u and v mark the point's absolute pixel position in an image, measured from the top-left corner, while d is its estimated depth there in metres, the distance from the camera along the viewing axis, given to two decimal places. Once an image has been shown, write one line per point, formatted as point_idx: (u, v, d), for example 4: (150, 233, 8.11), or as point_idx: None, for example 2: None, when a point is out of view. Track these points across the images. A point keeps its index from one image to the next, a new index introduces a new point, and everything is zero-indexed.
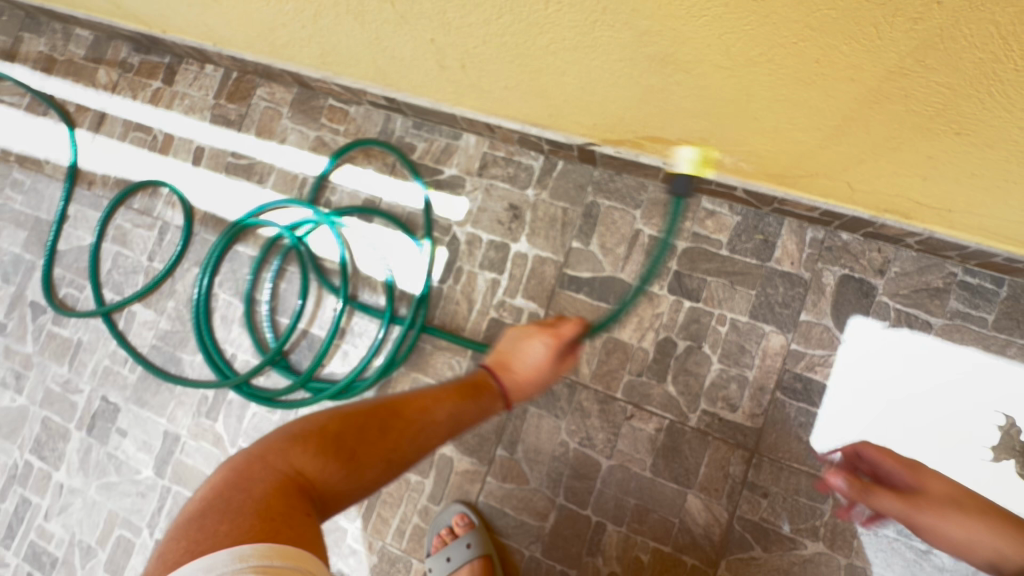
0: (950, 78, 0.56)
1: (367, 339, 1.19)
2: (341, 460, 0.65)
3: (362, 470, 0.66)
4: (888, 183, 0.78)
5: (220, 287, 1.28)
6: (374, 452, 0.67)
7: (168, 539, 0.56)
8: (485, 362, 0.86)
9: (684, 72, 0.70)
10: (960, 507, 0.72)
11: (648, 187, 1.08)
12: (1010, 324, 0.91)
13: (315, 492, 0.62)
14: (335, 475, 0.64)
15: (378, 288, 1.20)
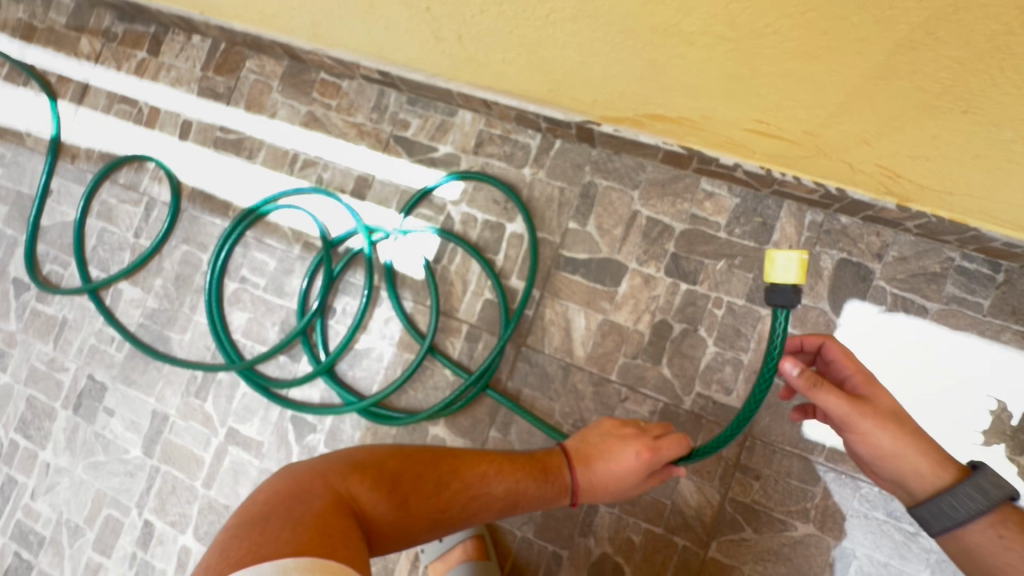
0: (960, 52, 0.54)
1: (384, 346, 1.15)
2: (396, 498, 0.65)
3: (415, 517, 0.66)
4: (890, 165, 0.77)
5: (235, 272, 1.24)
6: (432, 502, 0.68)
7: (226, 532, 0.57)
8: (565, 443, 0.82)
9: (688, 44, 0.68)
10: (904, 427, 0.72)
11: (647, 167, 1.07)
12: (1006, 309, 0.91)
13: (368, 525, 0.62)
14: (388, 510, 0.64)
15: (402, 282, 1.15)
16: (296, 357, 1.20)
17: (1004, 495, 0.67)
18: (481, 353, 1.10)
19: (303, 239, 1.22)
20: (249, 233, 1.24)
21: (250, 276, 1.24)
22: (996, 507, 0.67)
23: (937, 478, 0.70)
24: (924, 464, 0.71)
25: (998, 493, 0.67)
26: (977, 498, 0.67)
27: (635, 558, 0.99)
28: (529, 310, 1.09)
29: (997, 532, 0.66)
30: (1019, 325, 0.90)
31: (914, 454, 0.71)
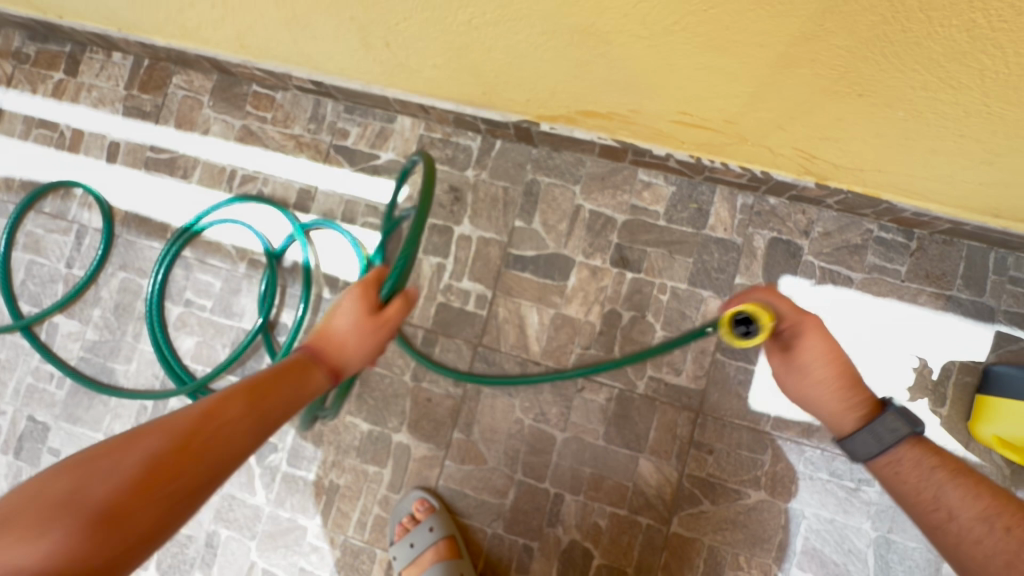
0: (848, 41, 0.59)
1: None
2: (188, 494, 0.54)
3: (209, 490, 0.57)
4: (806, 147, 0.82)
5: (179, 295, 1.21)
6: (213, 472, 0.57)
7: None
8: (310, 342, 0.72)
9: (606, 44, 0.70)
10: (814, 376, 0.72)
11: (586, 162, 1.09)
12: (921, 273, 0.98)
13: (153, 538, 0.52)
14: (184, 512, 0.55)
15: None
16: (249, 375, 1.17)
17: (902, 437, 0.67)
18: (439, 356, 1.10)
19: (249, 256, 1.19)
20: (189, 253, 1.21)
21: (195, 297, 1.20)
22: (902, 447, 0.67)
23: (843, 424, 0.71)
24: (832, 406, 0.72)
25: (896, 436, 0.67)
26: (870, 443, 0.68)
27: (603, 542, 1.02)
28: (483, 310, 1.10)
29: (899, 463, 0.67)
30: (934, 287, 0.98)
31: (827, 402, 0.72)
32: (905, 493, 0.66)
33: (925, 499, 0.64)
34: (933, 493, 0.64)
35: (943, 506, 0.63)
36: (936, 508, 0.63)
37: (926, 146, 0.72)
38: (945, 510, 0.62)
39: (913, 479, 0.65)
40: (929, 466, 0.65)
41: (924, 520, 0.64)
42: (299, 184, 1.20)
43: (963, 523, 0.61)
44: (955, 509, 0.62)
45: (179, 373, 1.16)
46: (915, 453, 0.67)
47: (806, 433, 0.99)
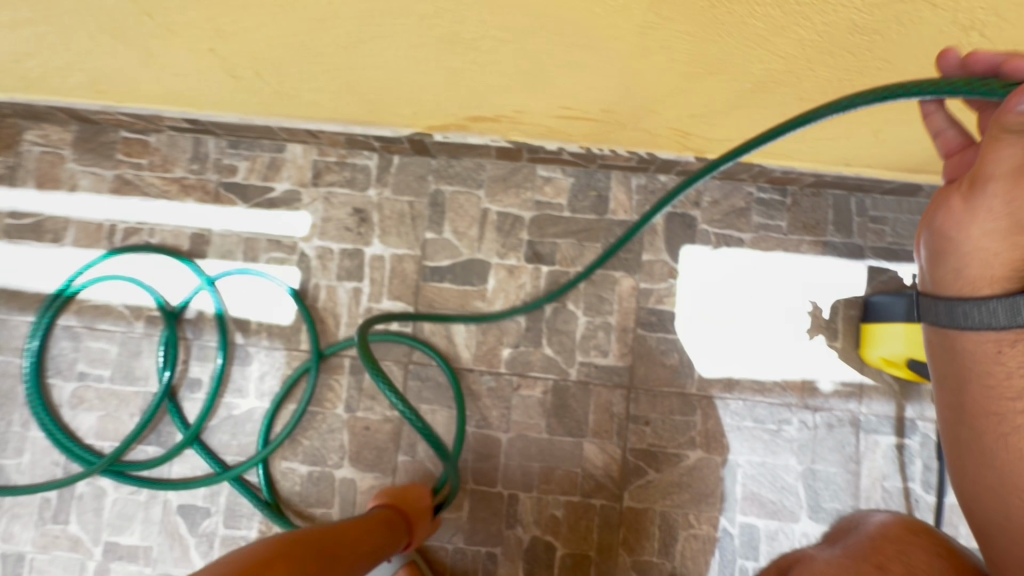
0: (687, 26, 0.63)
1: (263, 403, 1.08)
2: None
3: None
4: (679, 125, 0.88)
5: (70, 369, 1.09)
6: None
7: None
8: None
9: (475, 50, 0.72)
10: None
11: (485, 166, 1.11)
12: (799, 225, 1.08)
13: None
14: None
15: (270, 332, 1.09)
16: (166, 441, 1.08)
17: None
18: (370, 382, 1.08)
19: (145, 313, 1.10)
20: (74, 322, 1.10)
21: (88, 369, 1.10)
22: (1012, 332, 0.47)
23: (983, 289, 0.49)
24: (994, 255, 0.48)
25: (1010, 321, 0.47)
26: (997, 314, 0.47)
27: (562, 532, 1.03)
28: (407, 328, 1.09)
29: (993, 345, 0.48)
30: (812, 236, 1.08)
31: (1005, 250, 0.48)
32: (985, 382, 0.48)
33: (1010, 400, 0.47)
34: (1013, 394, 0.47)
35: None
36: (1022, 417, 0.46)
37: (777, 112, 0.79)
38: None
39: (993, 364, 0.48)
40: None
41: (998, 428, 0.47)
42: (190, 229, 1.12)
43: None
44: None
45: (82, 455, 1.05)
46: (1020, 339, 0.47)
47: (728, 388, 1.06)
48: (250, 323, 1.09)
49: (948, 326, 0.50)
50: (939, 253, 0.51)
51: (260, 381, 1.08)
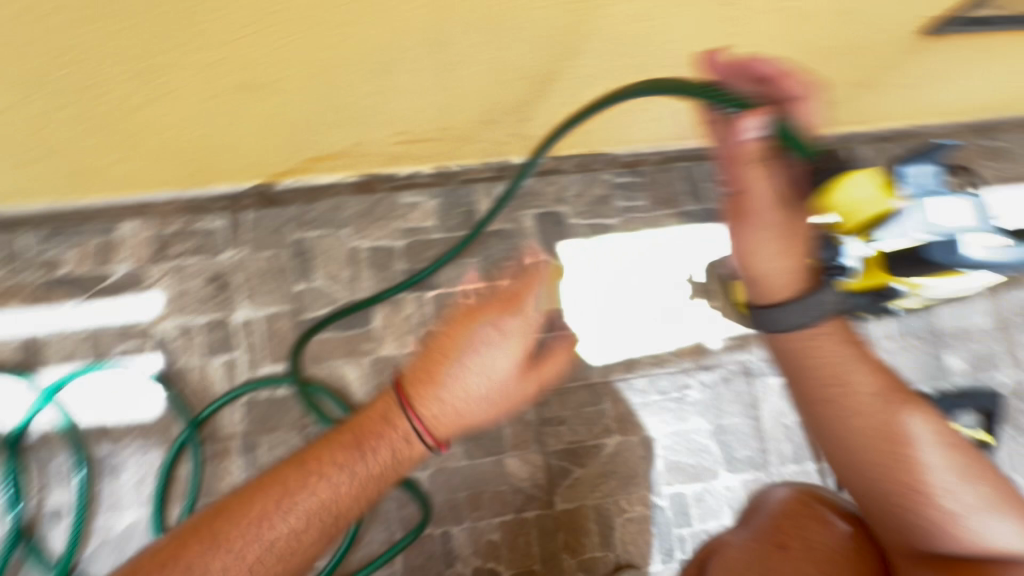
0: (484, 38, 0.63)
1: (146, 514, 0.96)
2: (274, 520, 0.69)
3: (232, 532, 0.68)
4: (520, 129, 0.89)
5: None
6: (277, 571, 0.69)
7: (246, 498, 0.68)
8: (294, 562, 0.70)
9: (279, 91, 0.68)
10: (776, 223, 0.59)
11: (346, 204, 1.06)
12: (659, 201, 1.14)
13: (386, 446, 0.74)
14: (303, 483, 0.71)
15: (139, 432, 0.98)
16: None
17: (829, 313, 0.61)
18: (268, 457, 0.99)
19: None
20: None
21: None
22: (824, 320, 0.61)
23: (788, 290, 0.61)
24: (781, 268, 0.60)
25: (822, 312, 0.60)
26: (809, 313, 0.60)
27: (503, 554, 1.01)
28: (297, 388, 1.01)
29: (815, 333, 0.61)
30: (672, 209, 1.14)
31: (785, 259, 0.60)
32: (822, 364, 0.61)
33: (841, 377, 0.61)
34: (841, 370, 0.61)
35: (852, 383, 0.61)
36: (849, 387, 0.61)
37: None
38: (848, 386, 0.61)
39: (820, 346, 0.61)
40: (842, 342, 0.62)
41: (836, 402, 0.61)
42: (15, 339, 0.98)
43: (862, 399, 0.61)
44: (858, 386, 0.61)
45: None
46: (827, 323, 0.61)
47: (630, 368, 1.09)
48: (114, 427, 0.97)
49: (781, 328, 0.61)
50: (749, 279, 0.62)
51: (138, 490, 0.97)
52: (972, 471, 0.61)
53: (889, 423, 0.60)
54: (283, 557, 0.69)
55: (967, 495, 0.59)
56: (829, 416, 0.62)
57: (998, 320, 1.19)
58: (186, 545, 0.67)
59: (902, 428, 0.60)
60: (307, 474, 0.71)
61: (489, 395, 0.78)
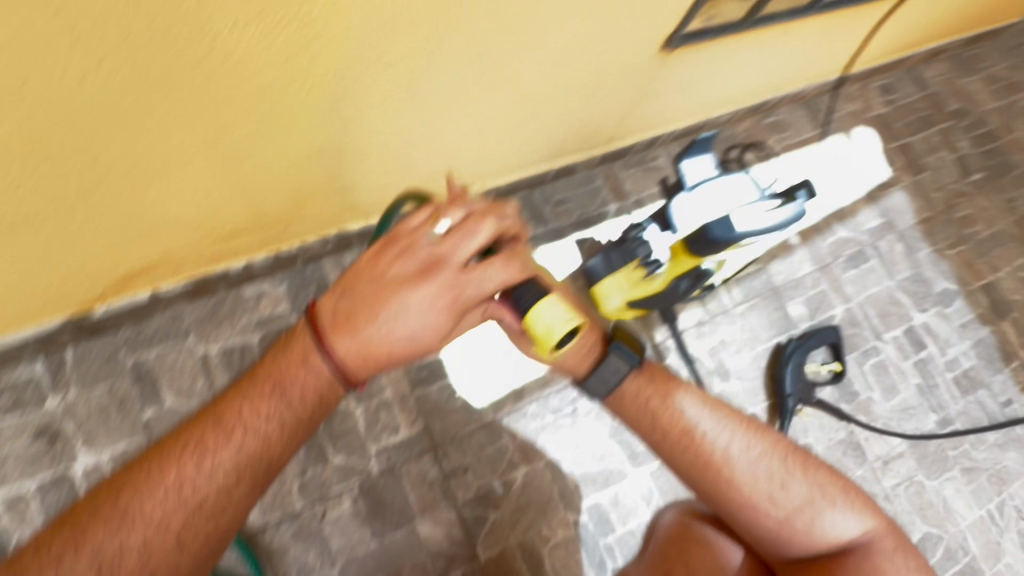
0: (249, 131, 0.63)
1: None
2: (177, 488, 0.61)
3: (137, 508, 0.60)
4: (340, 200, 0.89)
5: None
6: (184, 549, 0.62)
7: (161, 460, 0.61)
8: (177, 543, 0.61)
9: (39, 225, 0.63)
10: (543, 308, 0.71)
11: (184, 312, 0.99)
12: None
13: (310, 393, 0.65)
14: (215, 437, 0.63)
15: None
16: None
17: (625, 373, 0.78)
18: None
19: None
20: None
21: None
22: (630, 377, 0.79)
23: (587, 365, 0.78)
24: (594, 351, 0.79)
25: (618, 377, 0.77)
26: (606, 382, 0.77)
27: None
28: None
29: (637, 396, 0.79)
30: None
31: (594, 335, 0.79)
32: (652, 414, 0.78)
33: (672, 428, 0.78)
34: (668, 419, 0.78)
35: (683, 425, 0.78)
36: (683, 431, 0.77)
37: (407, 159, 0.85)
38: (664, 429, 0.78)
39: (648, 404, 0.78)
40: (665, 392, 0.79)
41: (676, 446, 0.78)
42: None
43: (676, 437, 0.78)
44: (671, 428, 0.78)
45: None
46: (639, 383, 0.79)
47: (519, 397, 1.10)
48: None
49: (602, 398, 0.79)
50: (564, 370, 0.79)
51: None
52: (789, 471, 0.80)
53: (715, 451, 0.78)
54: (185, 530, 0.61)
55: (789, 495, 0.79)
56: (670, 454, 0.78)
57: (819, 264, 1.37)
58: (65, 536, 0.59)
59: (726, 455, 0.78)
60: (222, 429, 0.63)
61: (413, 347, 0.63)
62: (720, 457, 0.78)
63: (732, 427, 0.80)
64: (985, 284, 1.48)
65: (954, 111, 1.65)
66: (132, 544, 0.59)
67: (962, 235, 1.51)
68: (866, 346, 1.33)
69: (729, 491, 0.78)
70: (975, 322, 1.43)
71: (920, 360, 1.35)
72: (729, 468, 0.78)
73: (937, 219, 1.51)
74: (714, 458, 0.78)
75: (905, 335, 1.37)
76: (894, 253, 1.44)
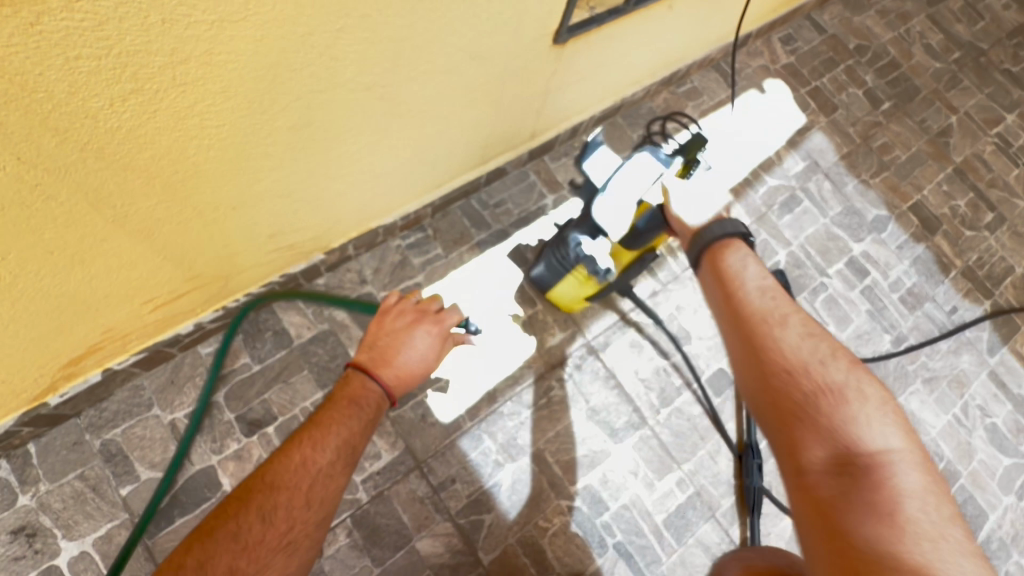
0: (158, 199, 0.64)
1: None
2: (285, 476, 0.66)
3: (253, 502, 0.64)
4: (274, 245, 0.91)
5: None
6: (301, 535, 0.64)
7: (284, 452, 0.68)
8: (307, 519, 0.65)
9: None
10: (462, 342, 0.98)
11: (144, 383, 1.00)
12: (451, 243, 1.21)
13: (377, 398, 0.77)
14: (319, 432, 0.71)
15: None
16: None
17: (740, 234, 0.73)
18: None
19: None
20: None
21: None
22: (743, 244, 0.73)
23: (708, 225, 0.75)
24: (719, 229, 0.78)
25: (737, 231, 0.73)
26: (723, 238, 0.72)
27: None
28: None
29: (739, 252, 0.72)
30: (466, 244, 1.22)
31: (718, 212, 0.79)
32: (739, 270, 0.70)
33: (755, 292, 0.69)
34: (794, 353, 0.65)
35: (769, 294, 0.69)
36: (766, 296, 0.68)
37: (328, 194, 0.87)
38: (787, 361, 0.65)
39: (744, 262, 0.71)
40: (760, 264, 0.72)
41: (751, 308, 0.68)
42: None
43: (802, 379, 0.64)
44: (800, 366, 0.64)
45: None
46: (745, 246, 0.73)
47: (493, 399, 1.13)
48: None
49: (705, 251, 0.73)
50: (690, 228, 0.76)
51: None
52: (884, 409, 0.64)
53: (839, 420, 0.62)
54: (297, 517, 0.64)
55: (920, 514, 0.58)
56: (755, 347, 0.66)
57: (755, 216, 1.43)
58: (207, 526, 0.62)
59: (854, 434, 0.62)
60: (319, 429, 0.71)
61: (426, 366, 0.83)
62: (800, 344, 0.65)
63: (876, 409, 0.63)
64: (912, 203, 1.56)
65: (854, 49, 1.73)
66: (268, 519, 0.63)
67: (883, 162, 1.60)
68: (814, 284, 1.39)
69: (801, 382, 0.64)
70: (910, 241, 1.51)
71: (866, 287, 1.42)
72: (808, 357, 0.65)
73: (857, 151, 1.59)
74: (798, 343, 0.65)
75: (848, 267, 1.43)
76: (824, 191, 1.51)
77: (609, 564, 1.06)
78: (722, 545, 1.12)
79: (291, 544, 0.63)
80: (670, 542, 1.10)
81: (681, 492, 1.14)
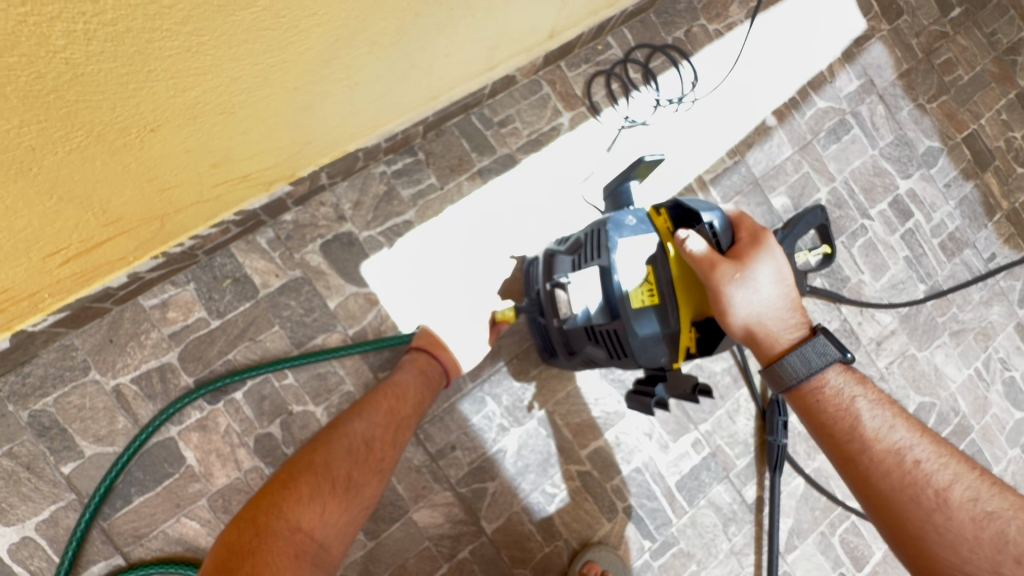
0: (22, 120, 0.42)
1: None
2: (381, 413, 0.77)
3: (356, 430, 0.74)
4: (219, 176, 0.69)
5: None
6: (387, 467, 0.74)
7: (363, 414, 0.76)
8: (378, 471, 0.73)
9: None
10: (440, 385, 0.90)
11: (76, 343, 0.81)
12: (447, 170, 1.00)
13: (436, 374, 0.87)
14: (394, 396, 0.80)
15: None
16: None
17: (831, 359, 0.61)
18: None
19: None
20: None
21: None
22: (832, 369, 0.62)
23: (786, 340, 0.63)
24: (796, 331, 0.63)
25: (826, 362, 0.61)
26: (811, 365, 0.61)
27: None
28: None
29: (841, 397, 0.61)
30: (466, 172, 1.01)
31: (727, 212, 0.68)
32: (852, 428, 0.59)
33: (888, 459, 0.58)
34: (960, 528, 0.54)
35: (911, 459, 0.57)
36: (901, 458, 0.57)
37: (287, 111, 0.64)
38: (954, 534, 0.54)
39: (853, 411, 0.60)
40: (885, 412, 0.60)
41: (886, 482, 0.57)
42: None
43: (976, 556, 0.53)
44: (970, 541, 0.53)
45: None
46: (844, 380, 0.62)
47: (496, 357, 0.99)
48: None
49: (796, 385, 0.62)
50: (757, 342, 0.63)
51: None
52: None
53: None
54: (374, 466, 0.72)
55: None
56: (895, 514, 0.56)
57: (799, 144, 1.23)
58: (298, 464, 0.68)
59: None
60: (393, 395, 0.80)
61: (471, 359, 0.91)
62: (977, 527, 0.54)
63: None
64: (967, 135, 1.38)
65: None
66: (356, 461, 0.71)
67: (943, 83, 1.38)
68: (854, 227, 1.24)
69: None
70: (959, 179, 1.35)
71: (907, 231, 1.28)
72: (995, 546, 0.53)
73: (918, 69, 1.36)
74: (974, 528, 0.54)
75: (892, 207, 1.28)
76: (876, 117, 1.30)
77: (618, 528, 1.01)
78: (733, 505, 1.07)
79: (368, 488, 0.71)
80: (681, 504, 1.05)
81: (696, 453, 1.07)
